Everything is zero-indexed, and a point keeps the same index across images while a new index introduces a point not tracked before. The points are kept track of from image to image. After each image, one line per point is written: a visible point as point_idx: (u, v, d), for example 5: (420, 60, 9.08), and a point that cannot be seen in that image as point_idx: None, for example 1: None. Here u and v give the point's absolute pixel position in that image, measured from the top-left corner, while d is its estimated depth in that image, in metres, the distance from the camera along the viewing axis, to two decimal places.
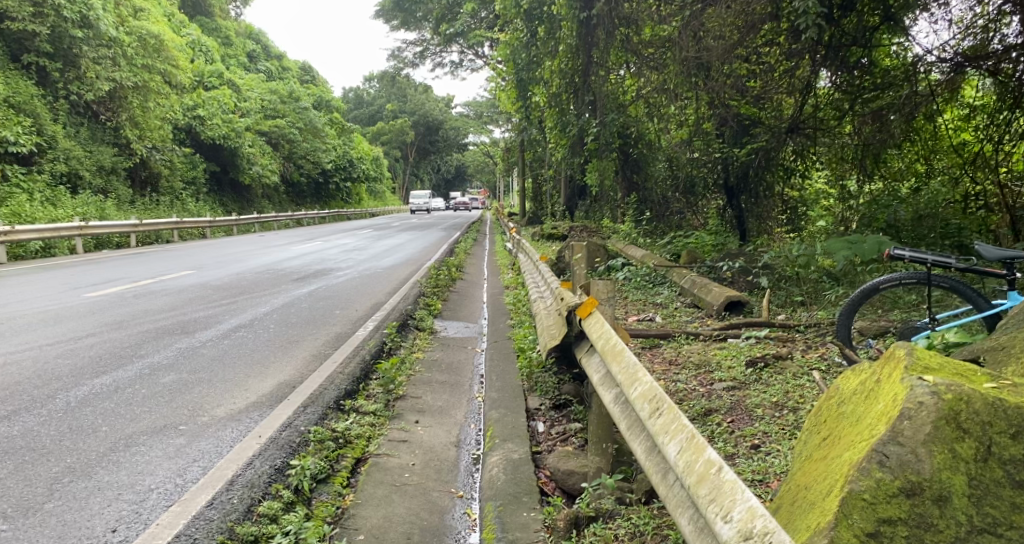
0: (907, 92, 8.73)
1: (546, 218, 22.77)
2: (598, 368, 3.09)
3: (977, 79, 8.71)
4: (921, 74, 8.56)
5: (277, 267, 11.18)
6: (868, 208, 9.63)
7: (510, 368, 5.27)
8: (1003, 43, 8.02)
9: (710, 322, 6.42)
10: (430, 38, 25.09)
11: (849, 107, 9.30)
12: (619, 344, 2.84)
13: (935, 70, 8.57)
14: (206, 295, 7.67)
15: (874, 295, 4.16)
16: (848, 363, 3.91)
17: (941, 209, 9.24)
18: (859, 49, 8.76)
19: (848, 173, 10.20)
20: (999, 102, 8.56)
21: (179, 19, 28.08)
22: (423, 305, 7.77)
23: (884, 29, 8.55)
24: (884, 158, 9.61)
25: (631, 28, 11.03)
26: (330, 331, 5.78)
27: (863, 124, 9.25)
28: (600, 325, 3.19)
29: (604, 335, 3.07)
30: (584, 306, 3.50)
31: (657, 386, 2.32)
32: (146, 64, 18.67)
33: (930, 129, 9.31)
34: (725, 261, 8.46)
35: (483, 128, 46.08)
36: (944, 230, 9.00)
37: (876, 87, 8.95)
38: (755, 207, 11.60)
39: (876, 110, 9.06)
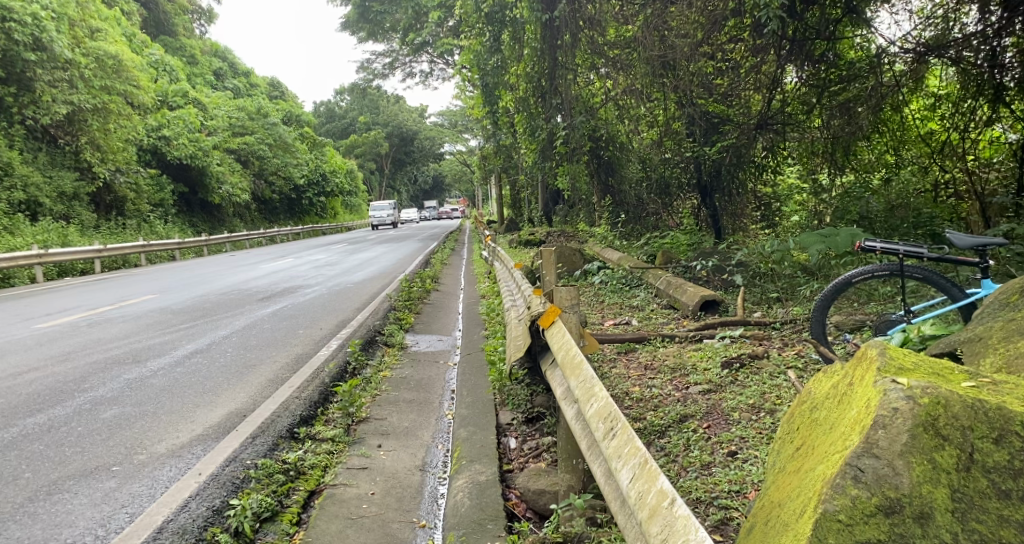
0: (875, 83, 8.75)
1: (524, 224, 22.68)
2: (562, 381, 2.95)
3: (941, 69, 8.74)
4: (886, 65, 8.63)
5: (245, 286, 10.92)
6: (841, 201, 9.62)
7: (481, 381, 5.08)
8: (964, 32, 8.09)
9: (686, 323, 6.27)
10: (399, 49, 24.94)
11: (816, 101, 9.35)
12: (578, 357, 2.71)
13: (898, 61, 8.65)
14: (166, 320, 7.42)
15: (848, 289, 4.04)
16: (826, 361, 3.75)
17: (912, 198, 9.28)
18: (822, 42, 8.76)
19: (819, 167, 10.18)
20: (963, 91, 8.62)
21: (140, 39, 27.63)
22: (393, 319, 7.54)
23: (848, 21, 8.52)
24: (854, 151, 9.62)
25: (595, 29, 10.79)
26: (291, 353, 5.55)
27: (832, 117, 9.27)
28: (561, 335, 3.03)
29: (565, 346, 2.93)
30: (547, 315, 3.30)
31: (612, 402, 2.21)
32: (105, 86, 18.26)
33: (897, 120, 9.37)
34: (699, 260, 8.34)
35: (458, 137, 46.00)
36: (916, 220, 9.09)
37: (841, 79, 9.01)
38: (728, 204, 11.76)
39: (844, 102, 9.11)
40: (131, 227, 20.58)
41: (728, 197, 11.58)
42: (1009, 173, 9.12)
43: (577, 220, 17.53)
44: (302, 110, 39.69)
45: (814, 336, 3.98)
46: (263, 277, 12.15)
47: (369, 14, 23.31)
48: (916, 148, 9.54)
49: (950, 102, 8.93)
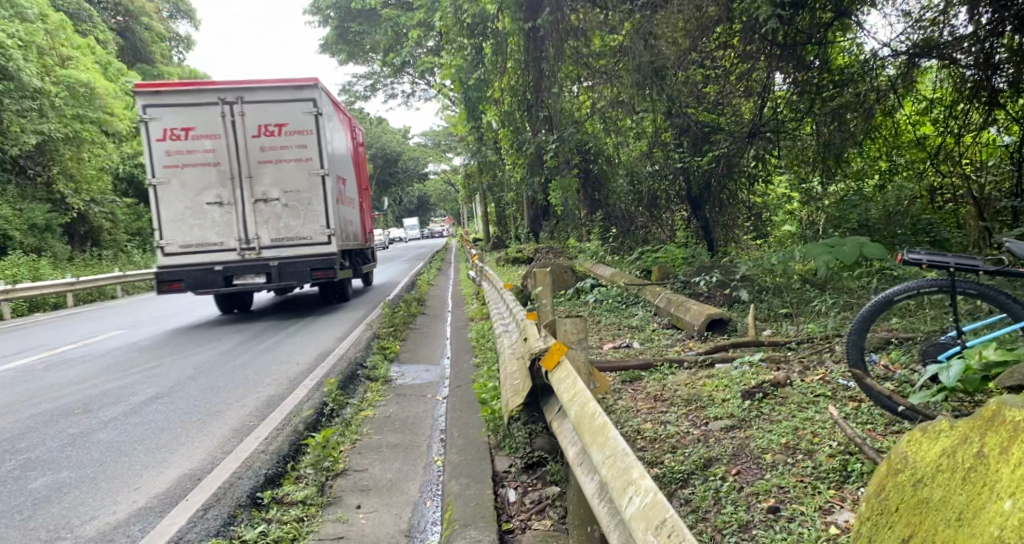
0: (868, 87, 8.41)
1: (511, 241, 22.24)
2: (574, 442, 2.48)
3: (932, 71, 8.37)
4: (876, 70, 8.36)
5: (219, 317, 10.29)
6: (837, 210, 9.40)
7: (474, 421, 4.57)
8: (953, 35, 7.69)
9: (693, 346, 5.80)
10: (380, 70, 24.61)
11: (807, 109, 8.97)
12: (601, 417, 2.21)
13: (889, 66, 8.36)
14: (129, 360, 6.84)
15: (888, 308, 3.57)
16: (865, 387, 3.37)
17: (908, 206, 8.95)
18: (814, 46, 8.39)
19: (809, 175, 9.87)
20: (957, 95, 8.23)
21: (114, 66, 27.01)
22: (377, 349, 7.01)
23: (837, 24, 8.19)
24: (845, 158, 9.30)
25: (580, 40, 10.47)
26: (261, 395, 4.98)
27: (822, 125, 8.94)
28: (573, 381, 2.53)
29: (581, 397, 2.44)
30: (551, 355, 2.78)
31: (663, 504, 1.72)
32: (76, 113, 17.74)
33: (889, 125, 9.03)
34: (700, 275, 7.86)
35: (441, 156, 45.60)
36: (915, 225, 8.78)
37: (835, 84, 8.63)
38: (720, 216, 11.39)
39: (836, 109, 8.68)
40: (105, 257, 20.03)
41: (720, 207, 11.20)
42: (1004, 176, 8.39)
43: (566, 237, 17.11)
44: None
45: (850, 362, 3.50)
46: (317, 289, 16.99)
47: (347, 35, 22.96)
48: (909, 152, 9.19)
49: (941, 104, 8.57)
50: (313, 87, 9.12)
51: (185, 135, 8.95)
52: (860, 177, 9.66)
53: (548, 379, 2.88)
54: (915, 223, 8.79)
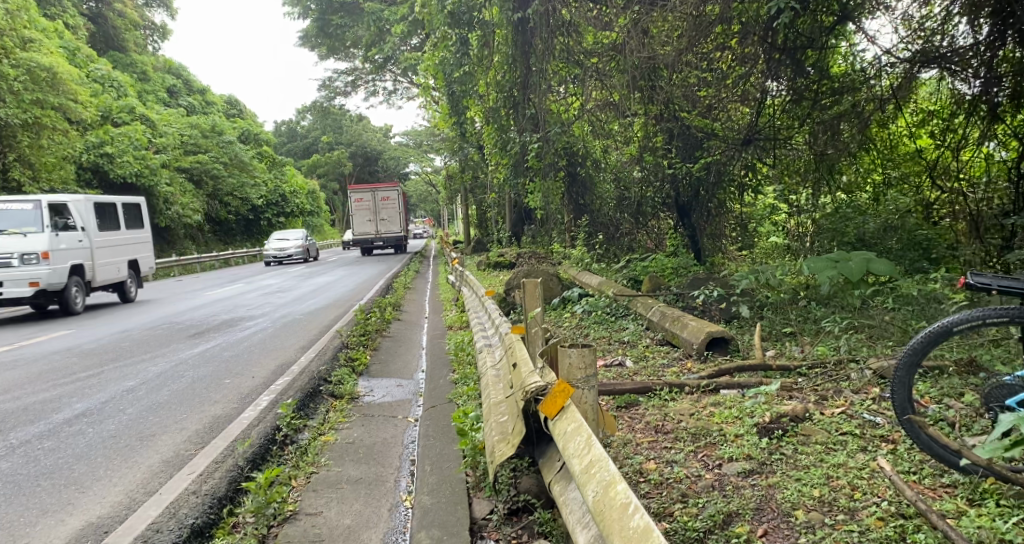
0: (866, 96, 8.08)
1: (492, 243, 21.72)
2: (587, 523, 2.03)
3: (931, 82, 7.90)
4: (875, 78, 8.00)
5: (176, 319, 9.60)
6: (831, 222, 8.82)
7: (452, 453, 4.01)
8: (955, 45, 7.25)
9: (691, 367, 5.29)
10: (362, 66, 23.93)
11: (806, 114, 8.53)
12: (636, 511, 1.75)
13: (887, 73, 7.95)
14: (66, 367, 6.16)
15: (945, 340, 3.08)
16: (922, 438, 2.88)
17: (909, 217, 8.38)
18: (814, 52, 8.07)
19: (797, 189, 9.49)
20: (957, 108, 7.76)
21: (85, 53, 26.05)
22: (345, 361, 6.42)
23: (837, 29, 7.81)
24: (839, 168, 8.89)
25: (570, 36, 9.94)
26: (206, 414, 4.39)
27: (816, 135, 8.57)
28: (587, 445, 2.07)
29: (601, 470, 1.97)
30: (557, 402, 2.31)
31: None
32: (37, 99, 16.90)
33: (883, 136, 8.62)
34: (694, 287, 7.38)
35: (422, 157, 45.00)
36: (912, 241, 8.23)
37: (834, 92, 8.23)
38: (708, 225, 10.89)
39: (837, 115, 8.28)
40: None
41: (709, 216, 10.74)
42: (999, 193, 7.74)
43: (549, 241, 16.59)
44: (261, 128, 38.25)
45: (899, 405, 3.01)
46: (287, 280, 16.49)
47: (327, 27, 22.24)
48: (903, 166, 8.73)
49: (939, 118, 8.11)
50: (395, 187, 26.64)
51: (361, 201, 26.76)
52: (854, 190, 9.09)
53: (550, 429, 2.39)
54: (911, 240, 8.21)
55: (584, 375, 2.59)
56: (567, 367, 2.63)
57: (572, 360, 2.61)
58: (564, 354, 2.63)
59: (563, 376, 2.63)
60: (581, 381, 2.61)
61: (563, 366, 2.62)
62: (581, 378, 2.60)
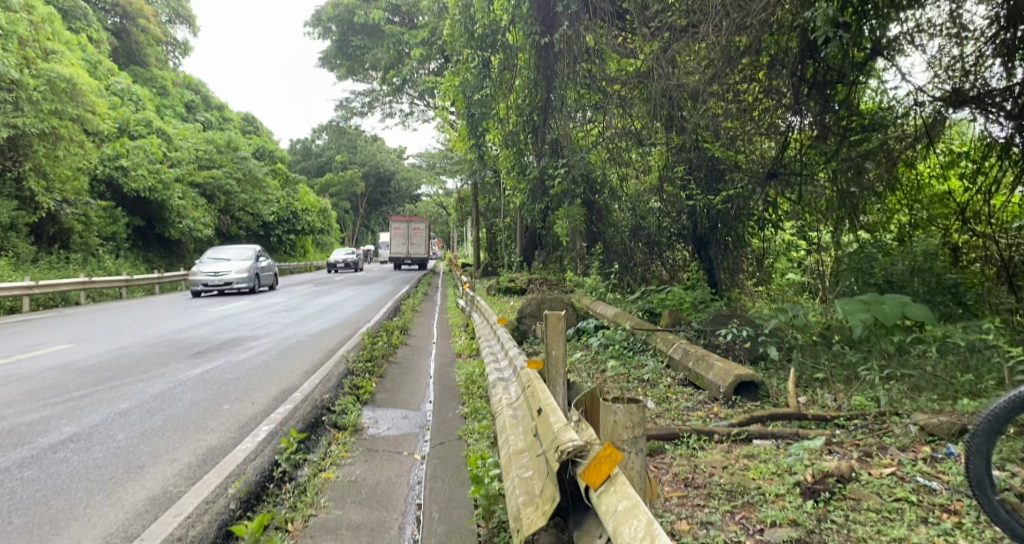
0: (894, 135, 7.87)
1: (502, 268, 21.47)
2: None
3: (965, 123, 7.60)
4: (902, 118, 7.78)
5: (178, 336, 9.28)
6: (854, 260, 8.52)
7: (463, 500, 3.70)
8: (989, 87, 7.12)
9: (718, 412, 4.97)
10: (379, 88, 23.92)
11: (835, 151, 8.18)
12: None
13: (919, 111, 7.68)
14: (61, 385, 5.89)
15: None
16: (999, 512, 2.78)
17: (936, 260, 8.08)
18: (844, 87, 7.73)
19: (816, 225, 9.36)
20: (988, 150, 7.53)
21: (106, 67, 26.19)
22: (350, 388, 6.13)
23: (868, 67, 7.51)
24: (865, 208, 8.55)
25: (594, 63, 9.77)
26: (201, 444, 4.10)
27: (840, 173, 8.33)
28: (647, 533, 1.72)
29: None
30: (602, 470, 2.01)
31: None
32: (55, 109, 16.87)
33: (910, 177, 8.24)
34: (716, 324, 7.07)
35: (434, 179, 45.01)
36: (939, 285, 7.96)
37: (864, 128, 7.92)
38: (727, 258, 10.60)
39: (864, 154, 8.05)
40: (75, 260, 19.06)
41: (726, 250, 10.46)
42: None
43: (560, 269, 16.32)
44: (275, 146, 38.32)
45: (973, 475, 2.83)
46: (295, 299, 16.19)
47: (346, 48, 22.26)
48: (932, 207, 8.37)
49: (969, 159, 7.82)
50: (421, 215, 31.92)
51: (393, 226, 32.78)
52: (878, 231, 8.70)
53: (591, 501, 2.08)
54: (939, 283, 7.94)
55: (631, 436, 2.35)
56: (610, 426, 2.39)
57: (618, 418, 2.36)
58: (609, 411, 2.39)
59: (605, 435, 2.40)
60: (628, 443, 2.37)
61: (606, 425, 2.39)
62: (626, 439, 2.36)
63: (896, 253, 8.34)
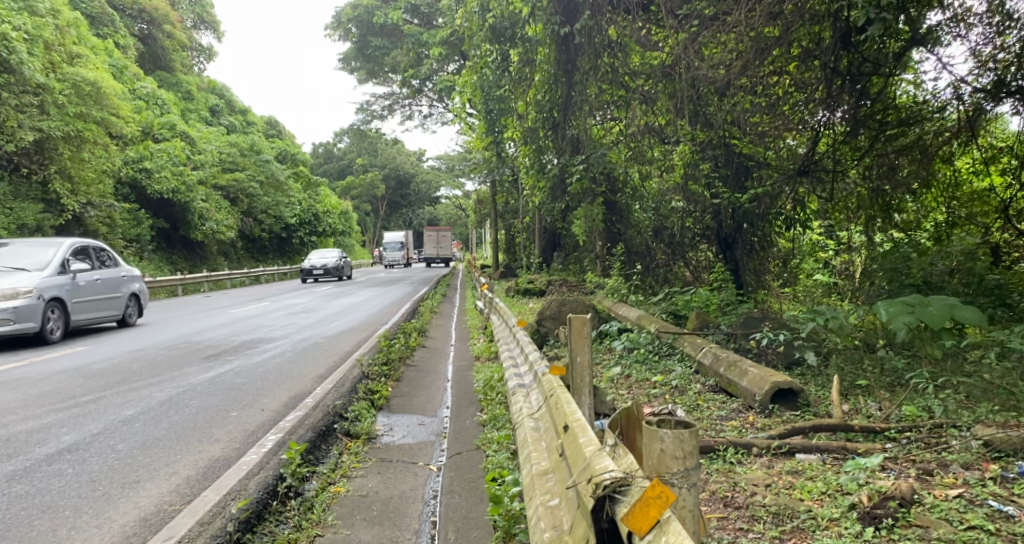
0: (932, 129, 7.57)
1: (521, 270, 21.23)
2: None
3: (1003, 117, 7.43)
4: (938, 113, 7.51)
5: (193, 339, 9.06)
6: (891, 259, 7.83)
7: (481, 521, 3.41)
8: None
9: (755, 422, 4.65)
10: (399, 90, 23.78)
11: (869, 146, 7.84)
12: None
13: (951, 108, 7.48)
14: (68, 389, 5.70)
15: None
16: None
17: (977, 260, 7.52)
18: (880, 78, 7.46)
19: (849, 224, 9.07)
20: None
21: (131, 71, 26.32)
22: (365, 393, 5.88)
23: (903, 60, 7.24)
24: (899, 207, 8.25)
25: (618, 57, 9.46)
26: (204, 455, 3.87)
27: (869, 173, 8.03)
28: None
29: None
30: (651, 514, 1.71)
31: None
32: (79, 112, 16.88)
33: (948, 172, 7.98)
34: (747, 326, 6.75)
35: (454, 182, 44.91)
36: (982, 287, 7.35)
37: (901, 122, 7.61)
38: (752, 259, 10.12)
39: (899, 149, 7.74)
40: None
41: (751, 250, 10.06)
42: None
43: (581, 271, 15.99)
44: (297, 148, 38.39)
45: None
46: (314, 300, 16.01)
47: (366, 49, 22.16)
48: (971, 206, 8.00)
49: (1012, 155, 7.61)
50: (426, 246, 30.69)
51: None
52: (911, 229, 8.29)
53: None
54: (982, 286, 7.32)
55: (681, 468, 2.06)
56: (656, 457, 2.11)
57: (665, 447, 2.07)
58: (655, 438, 2.10)
59: (651, 468, 2.10)
60: (678, 477, 2.07)
61: (651, 456, 2.10)
62: (675, 472, 2.07)
63: (935, 251, 7.85)
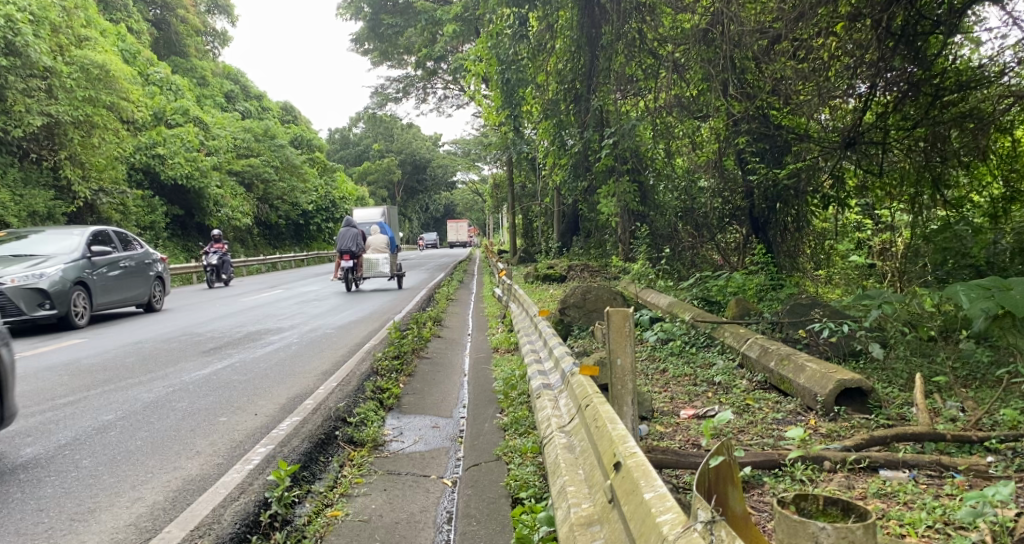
0: (996, 94, 6.74)
1: (540, 255, 20.60)
2: None
3: None
4: (993, 79, 6.71)
5: (196, 330, 8.54)
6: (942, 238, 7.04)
7: None
8: None
9: (819, 428, 4.02)
10: (414, 72, 23.14)
11: (921, 116, 7.12)
12: None
13: (1012, 75, 6.73)
14: (48, 390, 5.17)
15: None
16: None
17: None
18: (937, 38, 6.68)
19: (892, 202, 8.29)
20: None
21: (145, 56, 25.87)
22: (373, 391, 5.32)
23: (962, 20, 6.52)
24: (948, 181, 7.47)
25: (648, 20, 8.72)
26: (181, 474, 3.31)
27: (914, 147, 7.36)
28: None
29: None
30: None
31: None
32: (89, 96, 16.39)
33: (1006, 146, 7.23)
34: (795, 313, 6.08)
35: (471, 168, 44.22)
36: None
37: (960, 87, 6.78)
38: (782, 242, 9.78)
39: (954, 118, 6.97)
40: None
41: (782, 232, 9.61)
42: None
43: (603, 255, 15.34)
44: (314, 134, 37.95)
45: None
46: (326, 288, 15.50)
47: (379, 29, 21.45)
48: None
49: None
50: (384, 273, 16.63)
51: None
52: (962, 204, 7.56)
53: None
54: None
55: None
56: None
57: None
58: (807, 537, 1.63)
59: None
60: None
61: None
62: None
63: (994, 229, 7.12)
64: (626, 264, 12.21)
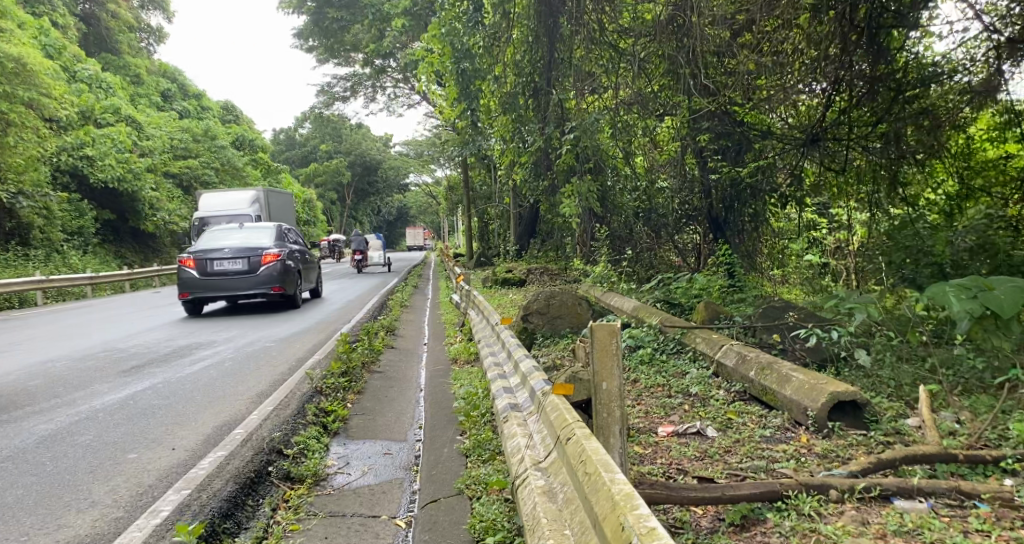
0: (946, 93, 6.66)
1: (496, 257, 20.08)
2: None
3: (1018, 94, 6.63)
4: (944, 77, 6.61)
5: (117, 346, 7.76)
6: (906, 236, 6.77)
7: None
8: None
9: (814, 448, 3.64)
10: (362, 70, 22.32)
11: (882, 112, 6.85)
12: None
13: (963, 76, 6.59)
14: None
15: None
16: None
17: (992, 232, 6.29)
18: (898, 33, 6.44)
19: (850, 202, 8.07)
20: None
21: (72, 52, 24.34)
22: (314, 415, 4.74)
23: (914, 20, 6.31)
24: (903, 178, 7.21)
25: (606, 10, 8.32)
26: (68, 534, 2.73)
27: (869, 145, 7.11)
28: None
29: None
30: None
31: None
32: (5, 92, 15.18)
33: (959, 143, 6.96)
34: (770, 316, 5.73)
35: (423, 169, 43.30)
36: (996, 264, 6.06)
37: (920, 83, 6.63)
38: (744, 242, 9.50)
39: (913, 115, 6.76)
40: (36, 258, 17.23)
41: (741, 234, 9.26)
42: None
43: (562, 257, 14.92)
44: (257, 136, 36.60)
45: None
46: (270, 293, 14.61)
47: (324, 23, 20.43)
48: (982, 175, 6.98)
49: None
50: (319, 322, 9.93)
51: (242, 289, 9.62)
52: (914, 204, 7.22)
53: None
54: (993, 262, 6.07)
55: None
56: None
57: None
58: None
59: None
60: None
61: None
62: None
63: (948, 224, 6.91)
64: (585, 266, 11.81)
